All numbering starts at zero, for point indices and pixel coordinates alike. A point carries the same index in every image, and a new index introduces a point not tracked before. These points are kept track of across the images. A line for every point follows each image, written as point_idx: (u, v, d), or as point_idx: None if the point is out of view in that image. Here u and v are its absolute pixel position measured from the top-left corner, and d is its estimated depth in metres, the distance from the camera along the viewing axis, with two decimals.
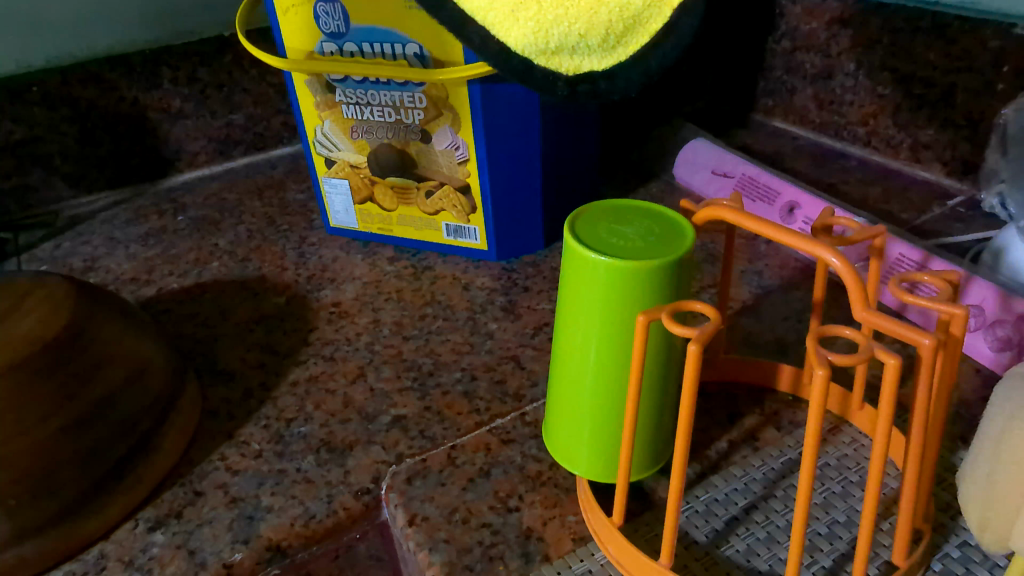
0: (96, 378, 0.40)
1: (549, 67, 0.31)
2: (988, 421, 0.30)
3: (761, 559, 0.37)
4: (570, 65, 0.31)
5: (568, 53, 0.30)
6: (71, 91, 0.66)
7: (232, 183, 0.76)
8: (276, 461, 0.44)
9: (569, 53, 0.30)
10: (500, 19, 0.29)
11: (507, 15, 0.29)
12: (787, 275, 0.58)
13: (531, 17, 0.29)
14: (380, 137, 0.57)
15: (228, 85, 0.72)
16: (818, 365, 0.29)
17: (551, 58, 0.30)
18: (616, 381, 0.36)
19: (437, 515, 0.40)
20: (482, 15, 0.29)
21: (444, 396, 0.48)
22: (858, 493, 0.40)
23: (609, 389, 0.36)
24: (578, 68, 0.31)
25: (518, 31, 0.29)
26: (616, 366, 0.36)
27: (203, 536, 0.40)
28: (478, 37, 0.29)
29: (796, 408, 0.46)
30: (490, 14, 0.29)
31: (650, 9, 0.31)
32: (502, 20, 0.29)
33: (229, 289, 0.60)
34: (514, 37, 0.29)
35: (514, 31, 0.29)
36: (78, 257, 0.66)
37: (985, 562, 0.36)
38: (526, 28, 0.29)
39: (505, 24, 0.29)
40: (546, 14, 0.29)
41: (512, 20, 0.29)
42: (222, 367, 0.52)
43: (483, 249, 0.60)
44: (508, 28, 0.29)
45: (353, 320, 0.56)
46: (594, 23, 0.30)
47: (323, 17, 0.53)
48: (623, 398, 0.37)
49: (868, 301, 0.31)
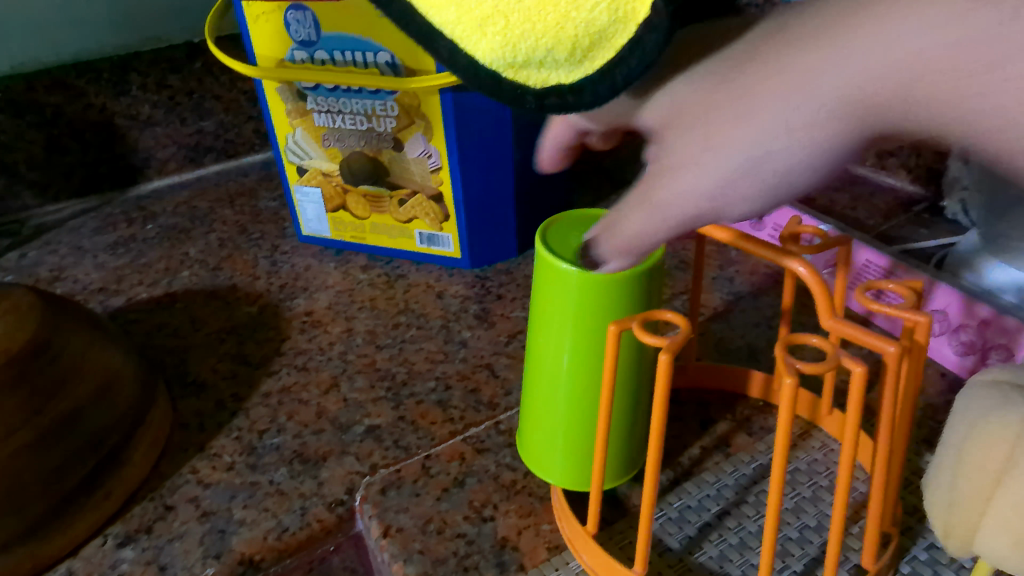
0: (62, 393, 0.39)
1: (515, 80, 0.27)
2: (952, 430, 0.30)
3: (733, 564, 0.37)
4: (538, 78, 0.27)
5: (535, 66, 0.27)
6: (36, 98, 0.65)
7: (203, 190, 0.75)
8: (249, 473, 0.44)
9: (537, 66, 0.27)
10: (467, 33, 0.26)
11: (474, 28, 0.26)
12: (757, 281, 0.58)
13: (498, 32, 0.26)
14: (353, 146, 0.57)
15: (197, 92, 0.71)
16: (787, 373, 0.29)
17: (518, 73, 0.27)
18: (591, 390, 0.36)
19: (411, 525, 0.40)
20: (450, 29, 0.26)
21: (417, 405, 0.48)
22: (828, 498, 0.40)
23: (583, 397, 0.37)
24: (545, 82, 0.27)
25: (484, 45, 0.26)
26: (591, 375, 0.36)
27: (174, 551, 0.40)
28: (445, 49, 0.27)
29: (767, 413, 0.46)
30: (457, 29, 0.26)
31: (615, 23, 0.25)
32: (469, 33, 0.26)
33: (200, 298, 0.59)
34: (481, 49, 0.26)
35: (481, 43, 0.26)
36: (45, 267, 0.65)
37: (952, 563, 0.37)
38: (493, 41, 0.26)
39: (472, 38, 0.26)
40: (511, 29, 0.26)
41: (479, 34, 0.26)
42: (193, 377, 0.51)
43: (457, 256, 0.60)
44: (477, 42, 0.26)
45: (326, 329, 0.55)
46: (560, 37, 0.25)
47: (293, 25, 0.52)
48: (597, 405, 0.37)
49: (835, 310, 0.31)
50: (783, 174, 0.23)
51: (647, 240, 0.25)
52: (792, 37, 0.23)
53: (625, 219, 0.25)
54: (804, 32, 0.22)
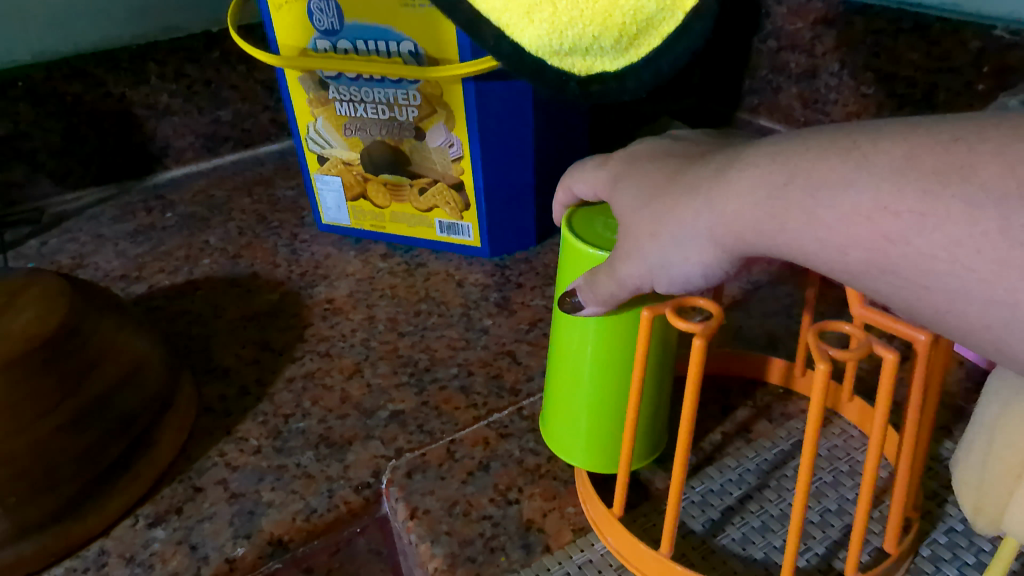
0: (92, 376, 0.40)
1: (561, 67, 0.31)
2: (981, 411, 0.30)
3: (756, 547, 0.38)
4: (582, 65, 0.31)
5: (580, 54, 0.31)
6: (56, 86, 0.65)
7: (221, 179, 0.75)
8: (275, 456, 0.45)
9: (582, 54, 0.31)
10: (514, 21, 0.30)
11: (521, 17, 0.30)
12: (774, 270, 0.59)
13: (544, 19, 0.30)
14: (374, 134, 0.57)
15: (215, 82, 0.72)
16: (819, 359, 0.30)
17: (565, 60, 0.31)
18: (618, 374, 0.37)
19: (437, 508, 0.40)
20: (497, 16, 0.30)
21: (440, 391, 0.49)
22: (849, 482, 0.41)
23: (610, 381, 0.37)
24: (589, 69, 0.32)
25: (532, 32, 0.30)
26: (618, 359, 0.37)
27: (204, 532, 0.40)
28: (492, 37, 0.30)
29: (787, 400, 0.47)
30: (505, 16, 0.30)
31: (663, 12, 0.31)
32: (516, 21, 0.30)
33: (221, 285, 0.60)
34: (529, 37, 0.30)
35: (528, 31, 0.30)
36: (66, 255, 0.65)
37: (972, 547, 0.37)
38: (540, 29, 0.30)
39: (520, 26, 0.30)
40: (559, 16, 0.30)
41: (527, 21, 0.30)
42: (216, 362, 0.52)
43: (476, 245, 0.61)
44: (523, 29, 0.30)
45: (348, 316, 0.56)
46: (606, 26, 0.30)
47: (316, 14, 0.53)
48: (623, 389, 0.38)
49: (863, 299, 0.32)
50: (676, 279, 0.31)
51: (615, 299, 0.33)
52: (697, 181, 0.30)
53: (594, 283, 0.33)
54: (707, 178, 0.30)
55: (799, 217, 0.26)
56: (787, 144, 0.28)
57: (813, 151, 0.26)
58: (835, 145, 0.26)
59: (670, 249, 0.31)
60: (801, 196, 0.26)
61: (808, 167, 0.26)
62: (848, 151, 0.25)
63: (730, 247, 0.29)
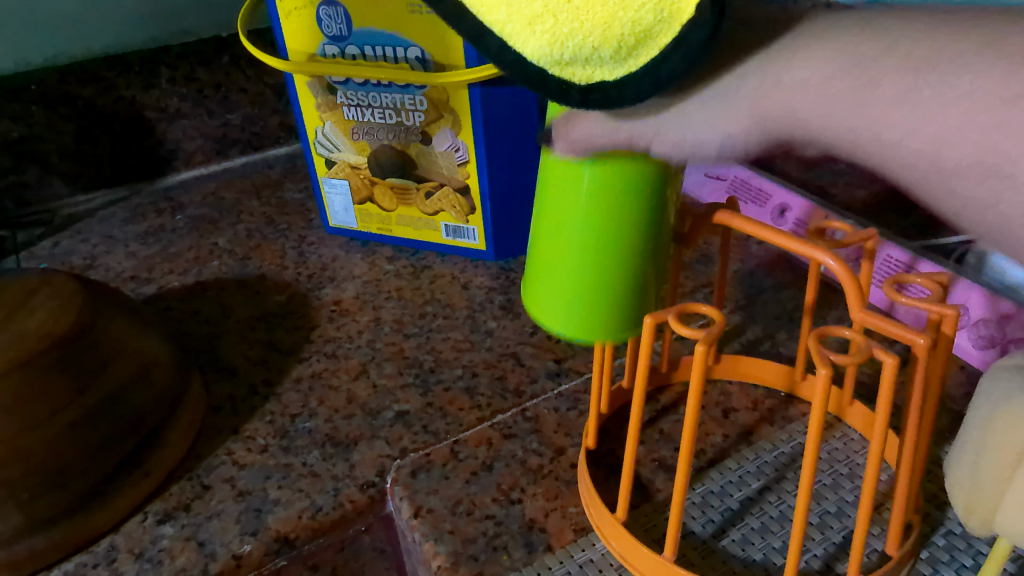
0: (103, 375, 0.41)
1: (561, 76, 0.25)
2: (976, 412, 0.31)
3: (756, 548, 0.38)
4: (583, 75, 0.25)
5: (581, 63, 0.25)
6: (69, 89, 0.66)
7: (229, 182, 0.76)
8: (282, 455, 0.45)
9: (582, 63, 0.25)
10: (517, 31, 0.24)
11: (522, 27, 0.24)
12: (777, 274, 0.59)
13: (547, 30, 0.24)
14: (381, 139, 0.58)
15: (225, 86, 0.73)
16: (820, 364, 0.30)
17: (564, 69, 0.25)
18: (615, 233, 0.34)
19: (441, 507, 0.41)
20: (501, 27, 0.24)
21: (445, 392, 0.49)
22: (849, 485, 0.41)
23: (600, 243, 0.34)
24: (590, 78, 0.25)
25: (532, 44, 0.25)
26: (609, 219, 0.34)
27: (212, 529, 0.41)
28: (496, 48, 0.25)
29: (789, 404, 0.47)
30: (507, 27, 0.24)
31: (661, 24, 0.23)
32: (518, 31, 0.24)
33: (229, 287, 0.61)
34: (528, 49, 0.25)
35: (531, 42, 0.25)
36: (77, 256, 0.66)
37: (969, 549, 0.38)
38: (543, 40, 0.24)
39: (521, 35, 0.24)
40: (558, 28, 0.24)
41: (528, 32, 0.24)
42: (224, 362, 0.52)
43: (482, 248, 0.61)
44: (526, 40, 0.25)
45: (354, 318, 0.57)
46: (608, 36, 0.24)
47: (325, 20, 0.54)
48: (617, 249, 0.34)
49: (863, 303, 0.32)
50: (693, 145, 0.26)
51: (589, 143, 0.30)
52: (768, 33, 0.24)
53: (575, 122, 0.30)
54: (772, 32, 0.24)
55: (894, 88, 0.21)
56: (878, 17, 0.23)
57: (921, 23, 0.22)
58: (946, 26, 0.21)
59: (697, 109, 0.26)
60: (891, 67, 0.21)
61: (909, 40, 0.21)
62: (963, 32, 0.21)
63: (772, 120, 0.24)
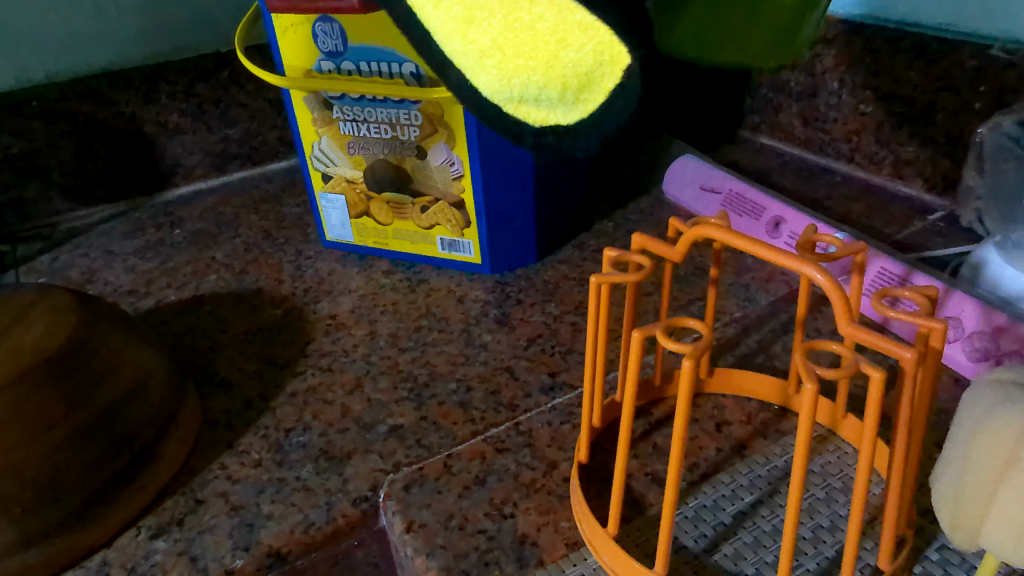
0: (98, 389, 0.41)
1: (517, 115, 0.31)
2: (956, 425, 0.31)
3: (748, 562, 0.38)
4: (537, 116, 0.31)
5: (534, 103, 0.31)
6: (69, 105, 0.67)
7: (228, 197, 0.77)
8: (276, 469, 0.45)
9: (536, 103, 0.31)
10: (470, 64, 0.30)
11: (475, 61, 0.30)
12: (772, 287, 0.59)
13: (497, 65, 0.30)
14: (377, 153, 0.58)
15: (224, 101, 0.74)
16: (807, 379, 0.30)
17: (520, 107, 0.31)
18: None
19: (433, 521, 0.41)
20: (458, 60, 0.30)
21: (439, 406, 0.49)
22: (842, 499, 0.41)
23: None
24: (545, 119, 0.31)
25: (486, 77, 0.30)
26: None
27: (205, 543, 0.41)
28: (456, 81, 0.31)
29: (783, 417, 0.47)
30: (464, 57, 0.30)
31: (601, 68, 0.27)
32: (474, 65, 0.30)
33: (227, 301, 0.61)
34: (485, 82, 0.30)
35: (483, 75, 0.30)
36: (76, 270, 0.67)
37: (963, 564, 0.37)
38: (492, 75, 0.30)
39: (475, 69, 0.30)
40: (509, 62, 0.29)
41: (481, 66, 0.30)
42: (221, 377, 0.53)
43: (477, 262, 0.62)
44: (478, 73, 0.30)
45: (350, 332, 0.57)
46: (551, 77, 0.29)
47: (321, 36, 0.54)
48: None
49: (851, 316, 0.31)
50: None
51: None
52: None
53: None
54: None
55: None
56: None
57: None
58: None
59: None
60: None
61: None
62: None
63: None
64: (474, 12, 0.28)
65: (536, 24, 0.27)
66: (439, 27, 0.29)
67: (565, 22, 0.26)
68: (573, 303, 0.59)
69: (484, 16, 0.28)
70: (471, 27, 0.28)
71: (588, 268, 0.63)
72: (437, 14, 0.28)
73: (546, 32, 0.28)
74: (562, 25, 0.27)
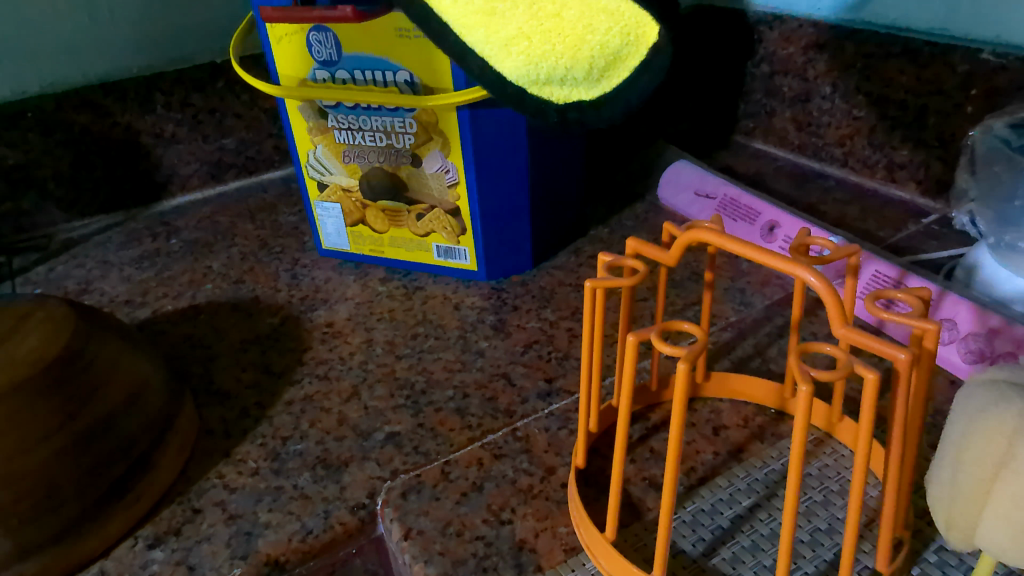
0: (95, 399, 0.41)
1: (540, 95, 0.35)
2: (951, 425, 0.31)
3: (746, 566, 0.38)
4: (559, 95, 0.35)
5: (557, 85, 0.35)
6: (65, 116, 0.67)
7: (224, 206, 0.77)
8: (273, 478, 0.45)
9: (559, 84, 0.35)
10: (496, 52, 0.34)
11: (503, 50, 0.34)
12: (768, 291, 0.60)
13: (522, 51, 0.34)
14: (372, 161, 0.59)
15: (219, 111, 0.74)
16: (802, 381, 0.30)
17: (544, 89, 0.35)
18: None
19: (431, 528, 0.41)
20: (481, 49, 0.34)
21: (436, 413, 0.49)
22: (838, 502, 0.41)
23: None
24: (567, 98, 0.36)
25: (514, 63, 0.34)
26: None
27: (202, 553, 0.41)
28: (478, 67, 0.34)
29: (779, 421, 0.47)
30: (487, 47, 0.34)
31: (627, 47, 0.34)
32: (497, 52, 0.34)
33: (223, 310, 0.61)
34: (509, 68, 0.34)
35: (510, 63, 0.34)
36: (72, 281, 0.67)
37: (960, 565, 0.38)
38: (518, 61, 0.34)
39: (501, 57, 0.34)
40: (534, 48, 0.34)
41: (508, 54, 0.34)
42: (217, 386, 0.53)
43: (473, 269, 0.62)
44: (503, 61, 0.34)
45: (347, 340, 0.57)
46: (578, 58, 0.34)
47: (315, 45, 0.54)
48: None
49: (845, 319, 0.32)
50: None
51: None
52: None
53: None
54: None
55: None
56: None
57: None
58: None
59: None
60: None
61: None
62: None
63: None
64: (498, 5, 0.33)
65: (562, 14, 0.33)
66: (461, 21, 0.33)
67: (592, 9, 0.33)
68: (569, 309, 0.59)
69: (507, 8, 0.33)
70: (495, 18, 0.33)
71: (583, 273, 0.63)
72: (460, 9, 0.33)
73: (571, 20, 0.33)
74: (589, 12, 0.33)
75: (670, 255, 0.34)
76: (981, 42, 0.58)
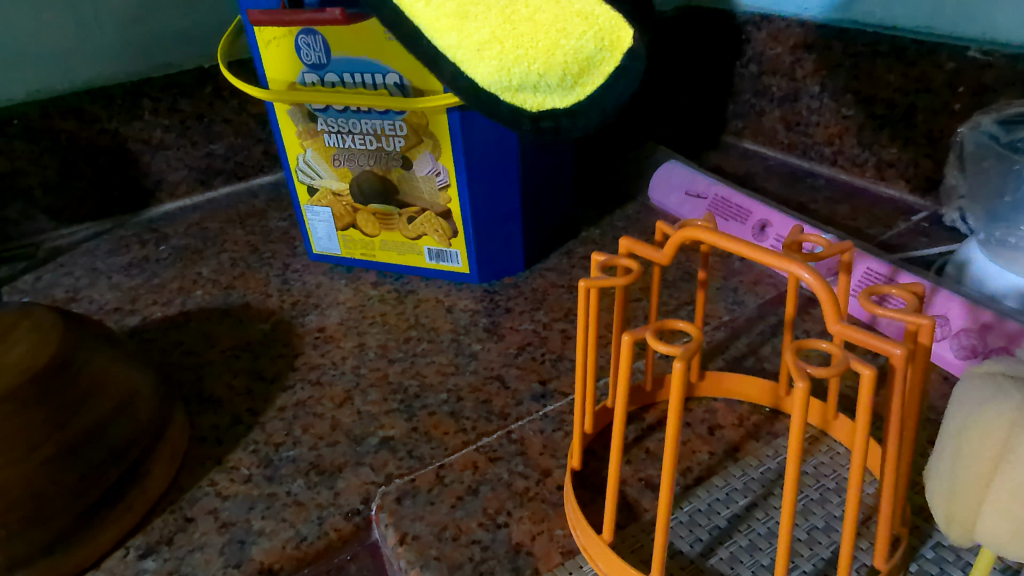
0: (84, 409, 0.40)
1: (513, 103, 0.33)
2: (949, 419, 0.30)
3: (744, 566, 0.38)
4: (533, 102, 0.33)
5: (531, 90, 0.33)
6: (51, 124, 0.67)
7: (214, 213, 0.76)
8: (266, 485, 0.45)
9: (533, 90, 0.33)
10: (467, 57, 0.31)
11: (472, 53, 0.31)
12: (760, 290, 0.60)
13: (494, 56, 0.32)
14: (362, 164, 0.58)
15: (207, 116, 0.73)
16: (799, 377, 0.29)
17: (516, 96, 0.33)
18: None
19: (426, 533, 0.41)
20: (452, 53, 0.31)
21: (430, 417, 0.49)
22: (835, 500, 0.41)
23: None
24: (542, 105, 0.33)
25: (483, 69, 0.32)
26: None
27: (194, 562, 0.41)
28: (449, 73, 0.32)
29: (774, 420, 0.47)
30: (458, 52, 0.31)
31: (602, 52, 0.32)
32: (468, 57, 0.32)
33: (213, 316, 0.61)
34: (480, 74, 0.32)
35: (480, 67, 0.32)
36: (60, 289, 0.66)
37: (958, 561, 0.38)
38: (491, 66, 0.32)
39: (471, 62, 0.32)
40: (509, 53, 0.32)
41: (478, 59, 0.32)
42: (209, 393, 0.52)
43: (465, 272, 0.61)
44: (474, 66, 0.32)
45: (338, 345, 0.56)
46: (552, 64, 0.32)
47: (304, 49, 0.54)
48: None
49: (840, 314, 0.31)
50: None
51: None
52: None
53: None
54: None
55: None
56: None
57: None
58: None
59: None
60: None
61: None
62: None
63: None
64: (468, 7, 0.30)
65: (536, 16, 0.31)
66: (429, 24, 0.30)
67: (565, 11, 0.31)
68: (562, 310, 0.59)
69: (479, 11, 0.30)
70: (466, 22, 0.30)
71: (576, 275, 0.63)
72: (430, 11, 0.30)
73: (544, 23, 0.31)
74: (563, 15, 0.31)
75: (661, 253, 0.34)
76: (967, 41, 0.58)
